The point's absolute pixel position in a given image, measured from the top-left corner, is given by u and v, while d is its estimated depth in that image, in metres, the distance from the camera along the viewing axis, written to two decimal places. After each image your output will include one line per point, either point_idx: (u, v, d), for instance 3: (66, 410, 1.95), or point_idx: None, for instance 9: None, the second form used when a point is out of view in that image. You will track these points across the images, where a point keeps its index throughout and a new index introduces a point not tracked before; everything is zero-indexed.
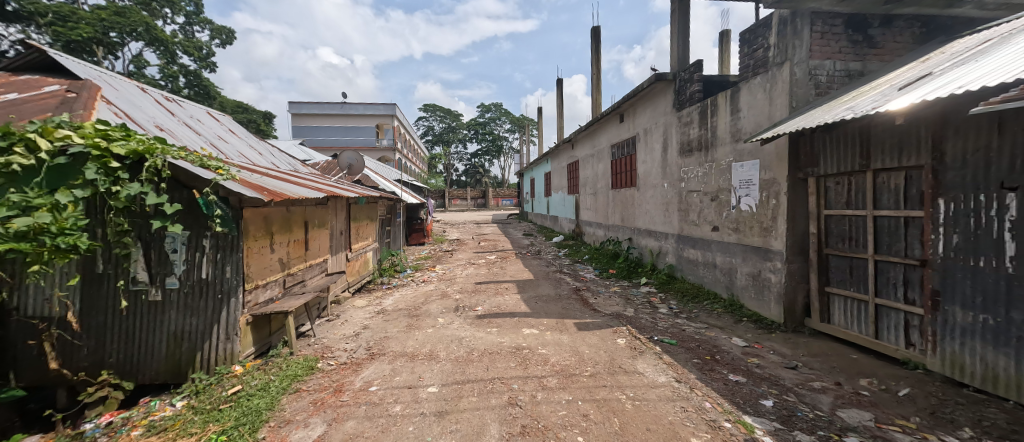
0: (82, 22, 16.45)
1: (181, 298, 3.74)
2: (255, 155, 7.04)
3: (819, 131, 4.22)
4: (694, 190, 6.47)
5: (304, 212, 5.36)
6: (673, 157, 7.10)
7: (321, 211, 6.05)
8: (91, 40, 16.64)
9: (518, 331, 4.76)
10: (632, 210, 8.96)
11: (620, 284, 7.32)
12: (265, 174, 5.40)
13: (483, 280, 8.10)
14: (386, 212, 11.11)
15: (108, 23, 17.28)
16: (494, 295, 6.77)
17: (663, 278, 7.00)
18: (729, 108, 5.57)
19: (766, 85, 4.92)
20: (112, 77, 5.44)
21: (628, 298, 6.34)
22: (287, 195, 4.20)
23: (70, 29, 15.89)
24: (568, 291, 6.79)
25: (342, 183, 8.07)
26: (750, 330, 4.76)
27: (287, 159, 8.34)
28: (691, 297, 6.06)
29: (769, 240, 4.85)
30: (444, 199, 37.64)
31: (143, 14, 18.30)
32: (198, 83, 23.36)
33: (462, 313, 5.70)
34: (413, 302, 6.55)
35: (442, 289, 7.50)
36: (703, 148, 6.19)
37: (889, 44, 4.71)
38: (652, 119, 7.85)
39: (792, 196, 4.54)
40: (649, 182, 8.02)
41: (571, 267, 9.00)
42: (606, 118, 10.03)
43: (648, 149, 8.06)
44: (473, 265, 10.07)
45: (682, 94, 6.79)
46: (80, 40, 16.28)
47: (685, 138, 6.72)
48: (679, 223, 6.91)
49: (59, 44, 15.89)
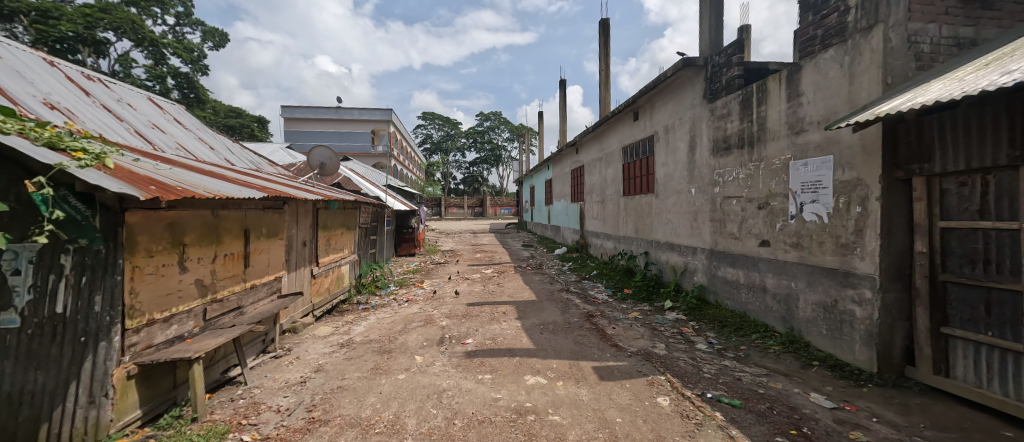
0: (64, 18, 15.09)
1: (22, 343, 2.50)
2: (207, 150, 5.92)
3: (948, 107, 3.05)
4: (733, 197, 5.32)
5: (246, 218, 4.17)
6: (704, 156, 5.96)
7: (275, 217, 4.87)
8: (76, 37, 15.41)
9: (519, 380, 3.56)
10: (648, 220, 7.82)
11: (639, 308, 6.14)
12: (195, 168, 4.22)
13: (476, 300, 6.91)
14: (370, 219, 9.93)
15: (94, 19, 15.78)
16: (489, 321, 5.56)
17: (691, 302, 5.83)
18: (786, 93, 4.44)
19: (844, 57, 3.78)
20: (5, 44, 4.32)
21: (653, 329, 5.15)
22: (201, 193, 2.99)
23: (50, 27, 14.69)
24: (580, 318, 5.58)
25: (312, 185, 6.89)
26: (828, 380, 3.58)
27: (249, 156, 7.19)
28: (732, 328, 4.89)
29: (851, 261, 3.69)
30: (443, 208, 36.52)
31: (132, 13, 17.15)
32: (190, 84, 22.23)
33: (447, 349, 4.50)
34: (388, 330, 5.33)
35: (427, 313, 6.28)
36: (746, 145, 5.07)
37: (1008, 6, 3.59)
38: (675, 114, 6.73)
39: (888, 202, 3.41)
40: (671, 187, 6.88)
41: (579, 285, 7.81)
42: (618, 117, 8.90)
43: (670, 149, 6.93)
44: (466, 280, 8.87)
45: (715, 83, 5.67)
46: (62, 37, 15.08)
47: (720, 134, 5.59)
48: (711, 235, 5.75)
49: (40, 41, 14.78)
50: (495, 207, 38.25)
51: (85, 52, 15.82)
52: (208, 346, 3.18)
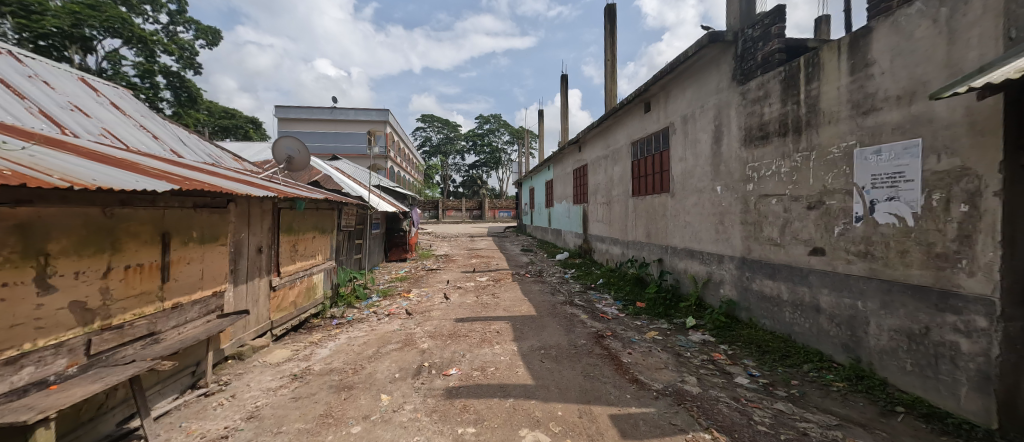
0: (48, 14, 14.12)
1: None
2: (146, 138, 5.04)
3: None
4: (772, 195, 4.42)
5: (165, 218, 3.28)
6: (732, 148, 5.08)
7: (217, 218, 3.96)
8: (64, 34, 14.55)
9: (512, 437, 2.65)
10: (661, 223, 6.94)
11: (656, 326, 5.23)
12: (101, 155, 3.33)
13: (467, 315, 5.98)
14: (354, 222, 9.01)
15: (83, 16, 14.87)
16: (480, 344, 4.64)
17: (719, 320, 4.91)
18: (848, 64, 3.56)
19: (939, 10, 2.91)
20: None
21: (678, 355, 4.22)
22: (47, 181, 2.08)
23: (33, 22, 13.49)
24: (588, 340, 4.64)
25: (278, 182, 5.99)
26: (926, 437, 2.68)
27: (207, 148, 6.30)
28: (777, 356, 3.98)
29: (951, 276, 2.80)
30: (439, 210, 35.51)
31: (122, 9, 15.74)
32: (181, 84, 21.15)
33: (424, 384, 3.59)
34: (357, 355, 4.42)
35: (407, 331, 5.36)
36: (790, 131, 4.18)
37: None
38: (696, 101, 5.86)
39: (1012, 199, 2.53)
40: (691, 185, 5.99)
41: (584, 297, 6.87)
42: (627, 108, 8.01)
43: (689, 142, 6.04)
44: (457, 290, 7.92)
45: (747, 61, 4.79)
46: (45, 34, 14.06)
47: (754, 121, 4.71)
48: (743, 241, 4.86)
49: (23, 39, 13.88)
50: (495, 210, 37.34)
51: (73, 49, 14.85)
52: (59, 401, 2.22)
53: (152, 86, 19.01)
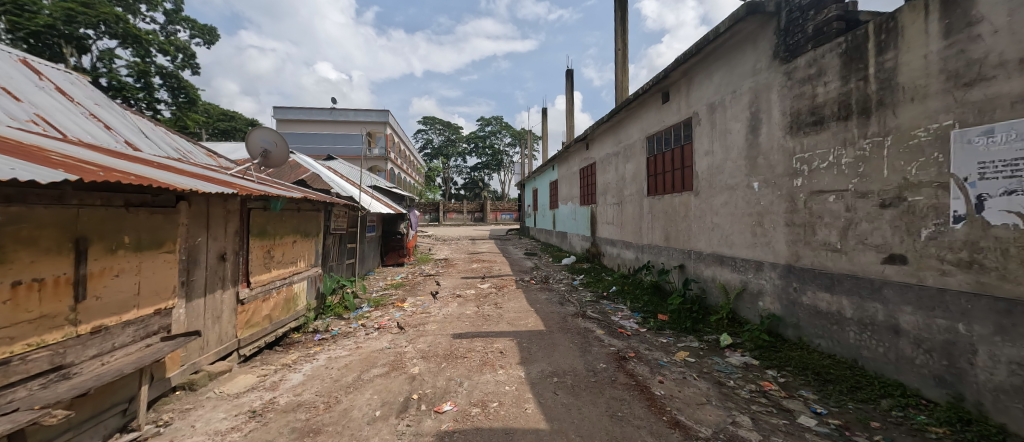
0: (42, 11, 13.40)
1: None
2: (94, 128, 4.38)
3: None
4: (829, 192, 3.69)
5: (80, 219, 2.62)
6: (774, 137, 4.36)
7: (163, 219, 3.25)
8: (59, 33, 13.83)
9: None
10: (682, 225, 6.21)
11: (686, 344, 4.50)
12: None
13: (466, 330, 5.26)
14: (345, 225, 8.30)
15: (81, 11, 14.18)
16: (482, 367, 3.92)
17: (761, 339, 4.18)
18: (942, 25, 2.87)
19: None
20: None
21: (719, 383, 3.49)
22: None
23: (25, 19, 12.80)
24: (608, 363, 3.91)
25: (251, 178, 5.27)
26: None
27: (173, 142, 5.61)
28: (842, 385, 3.26)
29: None
30: (439, 213, 34.83)
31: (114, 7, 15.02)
32: (179, 85, 20.48)
33: (414, 425, 2.89)
34: (334, 382, 3.71)
35: (397, 350, 4.64)
36: (854, 114, 3.47)
37: None
38: (726, 86, 5.14)
39: None
40: (720, 181, 5.28)
41: (596, 308, 6.14)
42: (642, 100, 7.29)
43: (718, 133, 5.33)
44: (456, 299, 7.18)
45: (793, 34, 4.09)
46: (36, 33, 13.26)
47: (802, 104, 4.00)
48: (789, 246, 4.14)
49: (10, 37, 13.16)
50: (495, 212, 36.63)
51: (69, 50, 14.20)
52: None
53: (147, 86, 18.27)
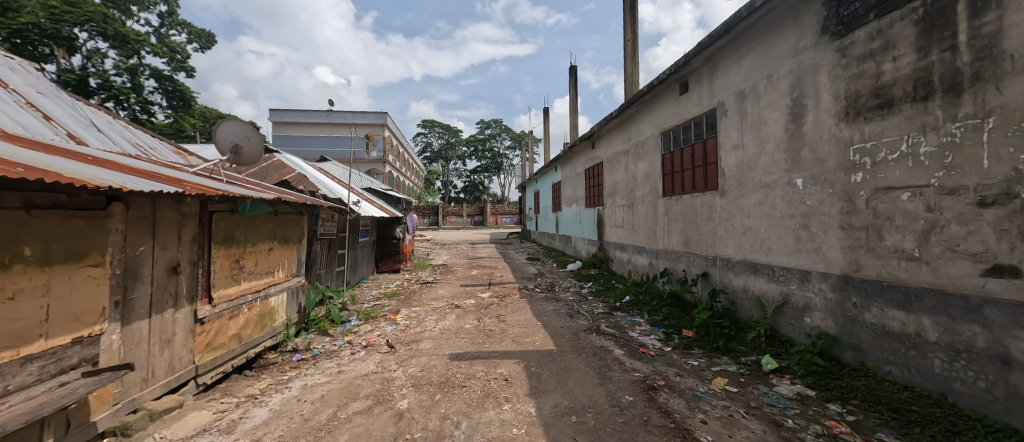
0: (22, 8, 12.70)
1: None
2: (26, 117, 3.74)
3: None
4: (901, 188, 3.06)
5: None
6: (823, 125, 3.72)
7: (86, 226, 2.67)
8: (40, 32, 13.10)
9: None
10: (705, 228, 5.57)
11: (721, 368, 3.85)
12: None
13: (466, 349, 4.61)
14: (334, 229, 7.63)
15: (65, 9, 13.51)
16: (485, 401, 3.26)
17: (814, 362, 3.52)
18: None
19: None
20: None
21: (775, 424, 2.83)
22: None
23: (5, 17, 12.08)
24: (635, 395, 3.27)
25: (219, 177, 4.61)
26: None
27: (130, 137, 4.94)
28: (926, 427, 2.65)
29: None
30: (439, 216, 34.21)
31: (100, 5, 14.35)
32: (171, 87, 19.82)
33: None
34: (306, 422, 3.05)
35: (385, 374, 3.99)
36: (937, 93, 2.86)
37: None
38: (760, 69, 4.51)
39: None
40: (752, 178, 4.65)
41: (611, 322, 5.48)
42: (656, 92, 6.67)
43: (749, 124, 4.70)
44: (454, 311, 6.51)
45: (847, 4, 3.47)
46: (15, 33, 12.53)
47: (861, 85, 3.37)
48: (846, 254, 3.49)
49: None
50: (495, 215, 35.97)
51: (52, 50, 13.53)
52: None
53: (136, 86, 17.56)
